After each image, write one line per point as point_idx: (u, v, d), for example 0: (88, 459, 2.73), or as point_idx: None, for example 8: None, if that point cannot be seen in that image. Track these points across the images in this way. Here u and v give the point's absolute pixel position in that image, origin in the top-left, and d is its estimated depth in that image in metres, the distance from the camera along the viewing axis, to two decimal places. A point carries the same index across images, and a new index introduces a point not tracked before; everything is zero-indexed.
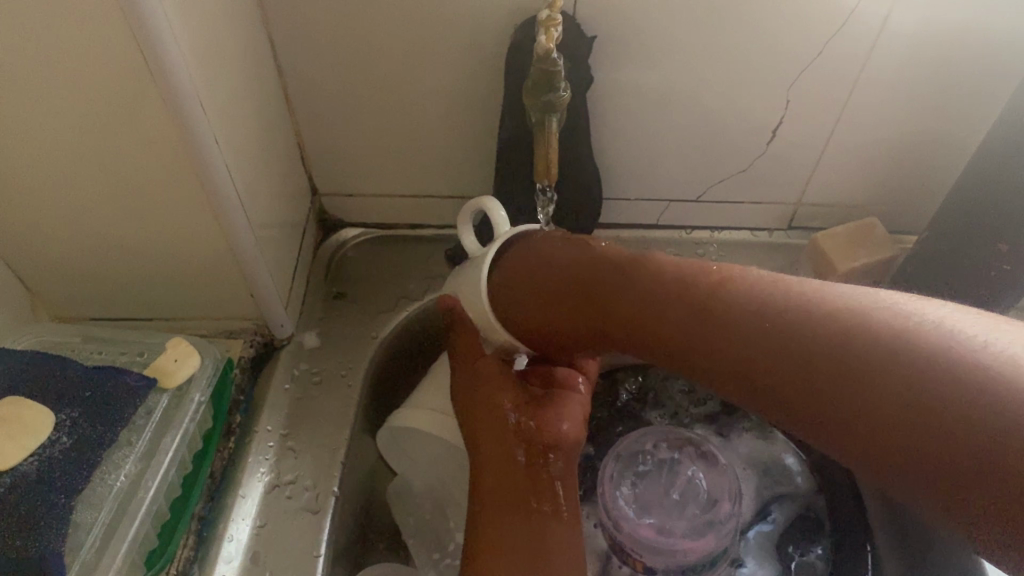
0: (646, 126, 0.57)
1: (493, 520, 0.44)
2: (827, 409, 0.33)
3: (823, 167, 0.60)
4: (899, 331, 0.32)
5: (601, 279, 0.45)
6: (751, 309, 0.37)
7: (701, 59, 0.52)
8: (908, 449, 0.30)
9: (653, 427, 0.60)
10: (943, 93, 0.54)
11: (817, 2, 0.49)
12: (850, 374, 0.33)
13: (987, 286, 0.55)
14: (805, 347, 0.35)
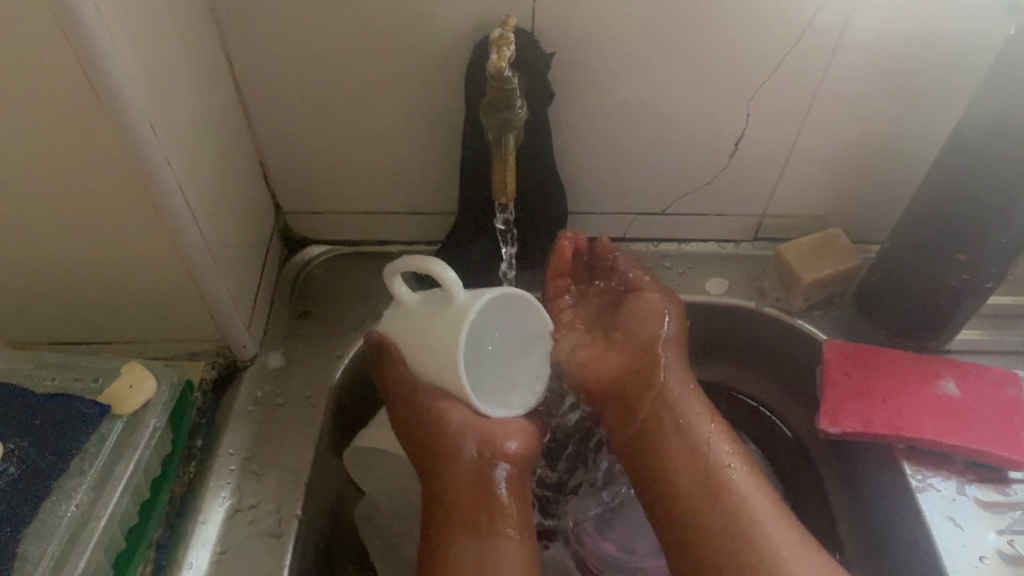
0: (609, 140, 0.57)
1: (441, 536, 0.47)
2: (702, 509, 0.49)
3: (786, 178, 0.60)
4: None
5: (676, 419, 0.53)
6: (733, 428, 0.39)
7: (660, 75, 0.53)
8: (714, 537, 0.48)
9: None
10: (896, 104, 0.55)
11: (772, 17, 0.50)
12: (723, 540, 0.48)
13: (948, 293, 0.55)
14: (732, 500, 0.49)
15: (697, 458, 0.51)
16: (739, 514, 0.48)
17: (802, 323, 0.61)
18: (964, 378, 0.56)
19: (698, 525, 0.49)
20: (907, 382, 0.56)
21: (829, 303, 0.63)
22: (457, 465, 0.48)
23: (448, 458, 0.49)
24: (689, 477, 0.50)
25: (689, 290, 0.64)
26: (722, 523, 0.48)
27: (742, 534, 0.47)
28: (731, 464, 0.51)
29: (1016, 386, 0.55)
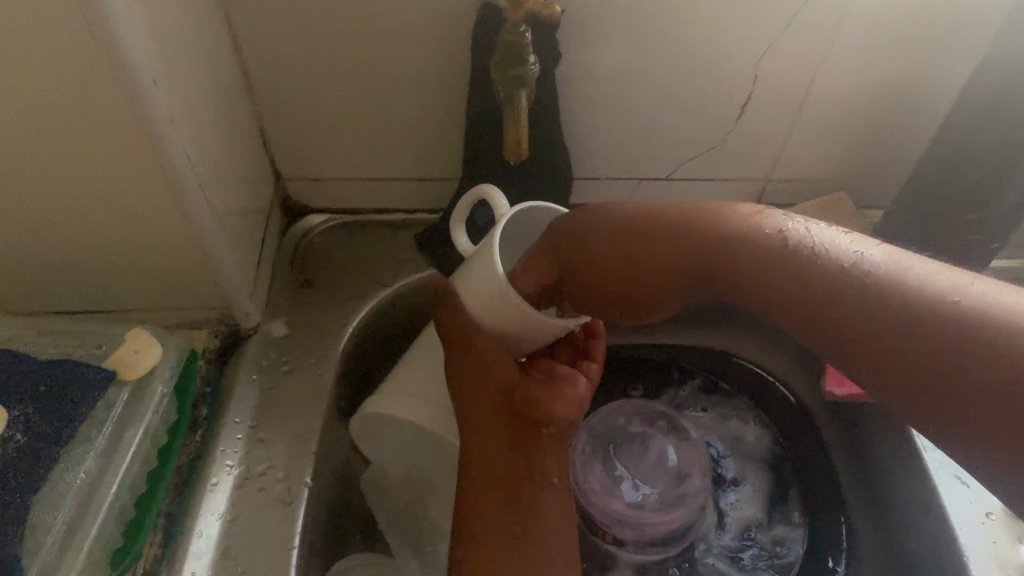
0: (613, 103, 0.56)
1: (479, 496, 0.44)
2: (862, 341, 0.37)
3: (790, 143, 0.60)
4: (923, 311, 0.35)
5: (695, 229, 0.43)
6: (750, 253, 0.42)
7: (671, 35, 0.52)
8: (916, 369, 0.35)
9: (627, 402, 0.61)
10: (904, 65, 0.54)
11: None
12: (867, 326, 0.37)
13: (952, 255, 0.55)
14: (824, 276, 0.39)
15: (767, 254, 0.41)
16: (809, 283, 0.39)
17: None
18: None
19: (749, 296, 0.43)
20: None
21: None
22: (504, 424, 0.44)
23: (490, 420, 0.45)
24: (758, 258, 0.41)
25: None
26: (826, 311, 0.38)
27: (920, 314, 0.35)
28: (814, 241, 0.40)
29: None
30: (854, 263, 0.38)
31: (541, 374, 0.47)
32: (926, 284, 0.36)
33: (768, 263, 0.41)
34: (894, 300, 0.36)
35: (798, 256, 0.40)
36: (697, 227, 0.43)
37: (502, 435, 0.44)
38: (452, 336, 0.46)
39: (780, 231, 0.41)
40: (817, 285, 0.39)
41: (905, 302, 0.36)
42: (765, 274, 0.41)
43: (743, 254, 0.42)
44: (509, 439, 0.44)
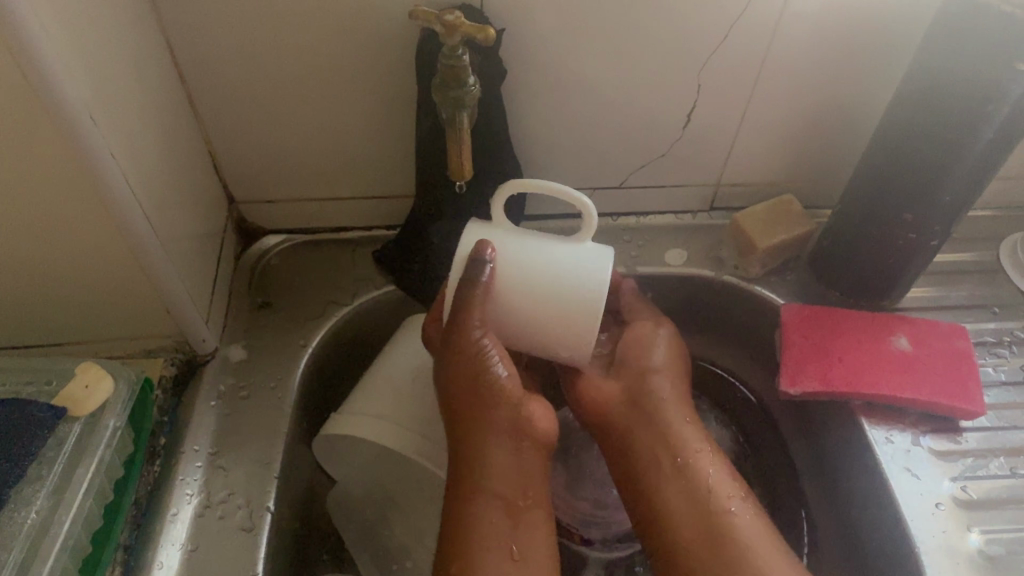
0: (562, 116, 0.57)
1: (488, 515, 0.44)
2: (691, 537, 0.45)
3: (737, 149, 0.61)
4: (738, 546, 0.44)
5: (634, 405, 0.50)
6: (659, 434, 0.49)
7: (613, 49, 0.52)
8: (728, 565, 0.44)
9: (584, 402, 0.62)
10: (842, 71, 0.55)
11: None
12: (699, 527, 0.45)
13: (895, 253, 0.57)
14: (654, 450, 0.49)
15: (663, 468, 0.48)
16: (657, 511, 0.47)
17: (759, 289, 0.63)
18: (915, 334, 0.56)
19: (630, 481, 0.49)
20: (860, 340, 0.56)
21: (785, 268, 0.64)
22: (504, 444, 0.45)
23: (496, 434, 0.45)
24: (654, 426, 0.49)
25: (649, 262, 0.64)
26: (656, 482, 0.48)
27: (667, 495, 0.47)
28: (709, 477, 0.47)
29: (965, 339, 0.56)
30: (727, 514, 0.46)
31: None
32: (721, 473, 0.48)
33: (700, 514, 0.46)
34: (697, 549, 0.45)
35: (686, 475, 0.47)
36: (646, 429, 0.49)
37: (502, 456, 0.45)
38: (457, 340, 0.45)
39: (733, 487, 0.47)
40: (656, 462, 0.48)
41: (734, 514, 0.46)
42: (653, 492, 0.47)
43: (700, 467, 0.48)
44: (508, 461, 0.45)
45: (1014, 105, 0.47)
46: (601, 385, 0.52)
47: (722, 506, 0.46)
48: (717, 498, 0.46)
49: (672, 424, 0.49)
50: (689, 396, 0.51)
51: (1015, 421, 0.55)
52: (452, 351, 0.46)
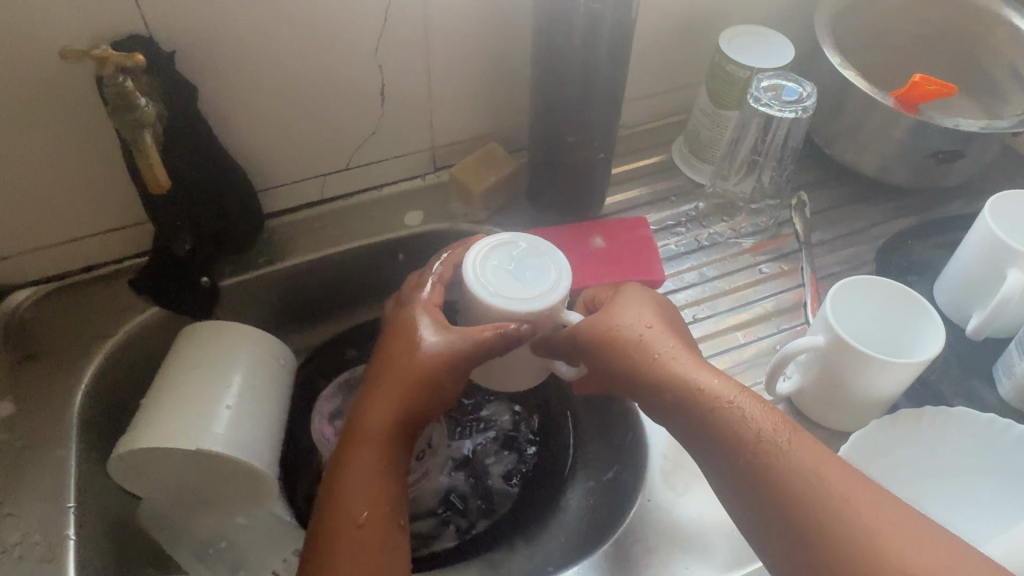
0: (265, 117, 0.62)
1: (346, 498, 0.48)
2: (812, 520, 0.42)
3: (437, 113, 0.69)
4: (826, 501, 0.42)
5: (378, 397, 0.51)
6: (389, 431, 0.51)
7: (288, 49, 0.59)
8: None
9: None
10: (494, 32, 0.65)
11: None
12: (803, 511, 0.43)
13: (579, 170, 0.69)
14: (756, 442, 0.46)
15: (748, 432, 0.46)
16: (815, 502, 0.43)
17: (489, 227, 0.72)
18: (607, 232, 0.68)
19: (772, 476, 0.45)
20: (566, 248, 0.67)
21: (509, 206, 0.74)
22: (386, 539, 0.47)
23: (381, 414, 0.51)
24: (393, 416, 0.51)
25: (390, 228, 0.72)
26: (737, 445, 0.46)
27: (802, 485, 0.43)
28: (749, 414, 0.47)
29: (645, 228, 0.69)
30: (805, 471, 0.44)
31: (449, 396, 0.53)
32: (724, 389, 0.48)
33: (788, 487, 0.44)
34: (831, 531, 0.42)
35: (391, 444, 0.50)
36: (391, 411, 0.51)
37: (388, 552, 0.47)
38: (404, 330, 0.54)
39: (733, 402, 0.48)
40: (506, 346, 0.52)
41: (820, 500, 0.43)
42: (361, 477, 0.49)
43: (737, 431, 0.46)
44: (393, 559, 0.47)
45: (611, 36, 0.59)
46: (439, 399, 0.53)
47: (755, 448, 0.46)
48: (767, 474, 0.45)
49: (701, 386, 0.49)
50: (716, 388, 0.48)
51: (693, 281, 0.69)
52: (400, 337, 0.54)
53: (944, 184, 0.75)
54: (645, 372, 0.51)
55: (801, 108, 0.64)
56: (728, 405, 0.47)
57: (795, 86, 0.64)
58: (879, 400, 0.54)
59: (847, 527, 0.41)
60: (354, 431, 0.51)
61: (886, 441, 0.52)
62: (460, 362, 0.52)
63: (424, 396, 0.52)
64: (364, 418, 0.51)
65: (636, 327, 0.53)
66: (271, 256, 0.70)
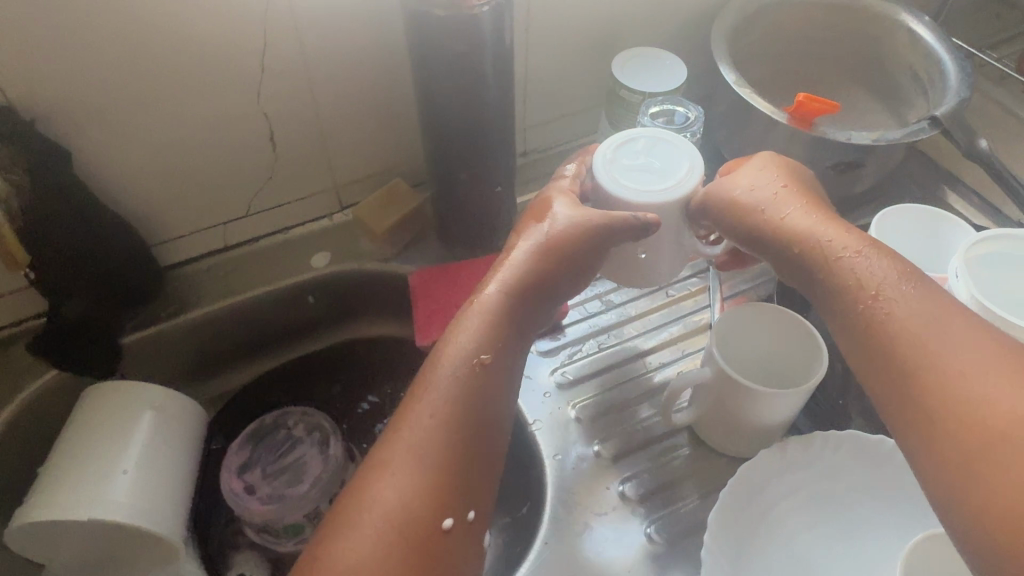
0: (150, 172, 0.62)
1: (391, 451, 0.43)
2: (895, 368, 0.41)
3: (333, 154, 0.69)
4: (908, 340, 0.41)
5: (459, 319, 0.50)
6: (474, 341, 0.48)
7: (161, 106, 0.58)
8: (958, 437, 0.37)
9: (301, 408, 0.67)
10: (381, 72, 0.64)
11: (223, 32, 0.56)
12: (912, 347, 0.41)
13: (480, 203, 0.68)
14: (851, 290, 0.46)
15: (869, 274, 0.46)
16: (917, 340, 0.41)
17: (398, 264, 0.72)
18: None
19: (877, 337, 0.43)
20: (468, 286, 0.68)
21: (419, 240, 0.74)
22: (475, 404, 0.46)
23: (446, 346, 0.48)
24: (471, 335, 0.49)
25: (297, 270, 0.71)
26: (847, 299, 0.46)
27: (926, 339, 0.41)
28: (866, 263, 0.47)
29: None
30: (881, 315, 0.44)
31: (535, 298, 0.53)
32: (823, 236, 0.50)
33: (903, 320, 0.43)
34: (907, 361, 0.41)
35: (488, 358, 0.48)
36: (466, 340, 0.48)
37: (487, 403, 0.47)
38: (528, 223, 0.56)
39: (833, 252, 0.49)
40: (587, 236, 0.53)
41: (909, 334, 0.42)
42: (458, 399, 0.46)
43: (841, 280, 0.47)
44: (476, 422, 0.46)
45: (487, 73, 0.58)
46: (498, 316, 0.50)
47: (878, 304, 0.44)
48: (884, 336, 0.43)
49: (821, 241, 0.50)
50: (834, 241, 0.49)
51: (596, 309, 0.68)
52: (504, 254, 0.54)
53: (854, 193, 0.75)
54: (775, 227, 0.53)
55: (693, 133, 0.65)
56: (841, 259, 0.48)
57: (682, 111, 0.66)
58: (771, 429, 0.54)
59: (921, 362, 0.40)
60: (426, 368, 0.48)
61: (776, 466, 0.52)
62: (532, 275, 0.53)
63: (463, 332, 0.49)
64: (457, 329, 0.49)
65: (763, 194, 0.55)
66: (176, 308, 0.68)
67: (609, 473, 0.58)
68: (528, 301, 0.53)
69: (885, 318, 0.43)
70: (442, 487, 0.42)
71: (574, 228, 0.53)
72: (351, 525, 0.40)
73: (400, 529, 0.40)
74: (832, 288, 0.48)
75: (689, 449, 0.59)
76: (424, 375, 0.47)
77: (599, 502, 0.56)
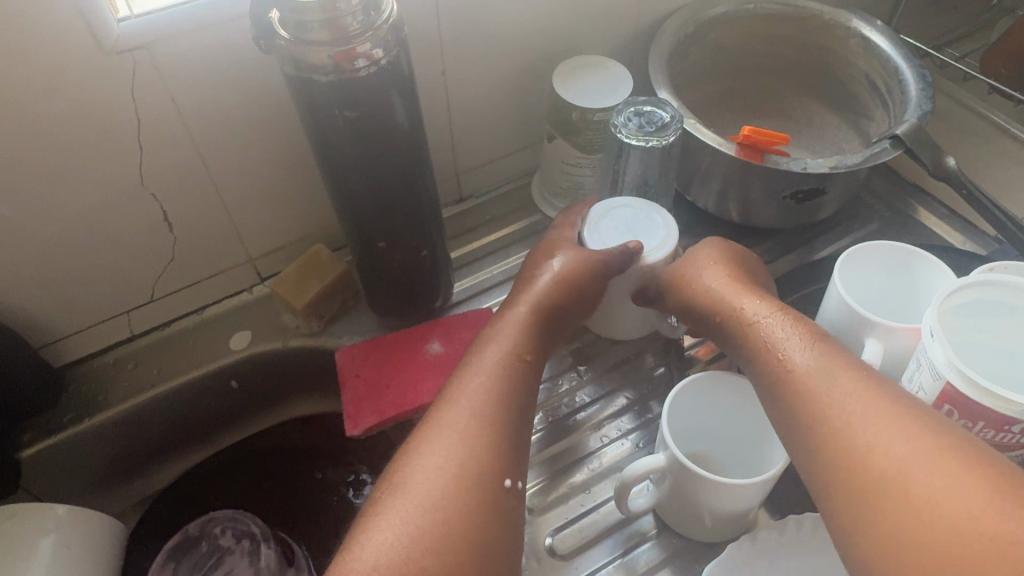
0: (28, 270, 0.55)
1: (442, 423, 0.43)
2: (825, 428, 0.38)
3: (242, 226, 0.62)
4: (822, 413, 0.39)
5: (492, 326, 0.50)
6: (510, 342, 0.49)
7: (29, 199, 0.52)
8: (868, 506, 0.35)
9: (227, 511, 0.59)
10: (282, 136, 0.58)
11: (87, 113, 0.49)
12: (823, 414, 0.39)
13: (406, 269, 0.62)
14: (766, 363, 0.44)
15: (761, 351, 0.45)
16: (821, 404, 0.39)
17: (326, 339, 0.66)
18: (446, 334, 0.62)
19: (802, 398, 0.40)
20: (399, 359, 0.61)
21: (347, 309, 0.67)
22: (521, 392, 0.46)
23: (482, 344, 0.48)
24: (500, 337, 0.49)
25: (214, 355, 0.65)
26: (762, 371, 0.44)
27: (841, 419, 0.38)
28: (784, 347, 0.43)
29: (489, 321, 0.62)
30: (797, 376, 0.41)
31: (557, 316, 0.53)
32: (749, 306, 0.48)
33: (810, 394, 0.40)
34: (825, 433, 0.38)
35: (521, 359, 0.48)
36: (496, 346, 0.48)
37: (529, 395, 0.47)
38: (541, 253, 0.57)
39: (754, 319, 0.47)
40: (577, 285, 0.53)
41: (837, 412, 0.38)
42: (496, 388, 0.45)
43: (757, 352, 0.45)
44: (520, 419, 0.45)
45: (393, 136, 0.52)
46: (528, 328, 0.50)
47: (787, 368, 0.42)
48: (804, 407, 0.40)
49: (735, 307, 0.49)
50: (759, 310, 0.47)
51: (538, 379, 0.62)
52: (527, 275, 0.55)
53: (816, 220, 0.69)
54: (702, 296, 0.52)
55: (662, 139, 0.59)
56: (764, 336, 0.45)
57: (659, 113, 0.60)
58: (737, 513, 0.48)
59: (832, 411, 0.38)
60: (461, 363, 0.48)
61: (746, 561, 0.47)
62: (552, 304, 0.53)
63: (500, 332, 0.49)
64: (487, 335, 0.50)
65: (708, 277, 0.52)
66: (79, 412, 0.61)
67: (566, 570, 0.52)
68: (552, 318, 0.53)
69: (800, 384, 0.41)
70: (494, 454, 0.41)
71: (573, 265, 0.53)
72: (412, 481, 0.40)
73: (464, 483, 0.40)
74: (749, 362, 0.46)
75: (654, 535, 0.52)
76: (461, 366, 0.47)
77: None
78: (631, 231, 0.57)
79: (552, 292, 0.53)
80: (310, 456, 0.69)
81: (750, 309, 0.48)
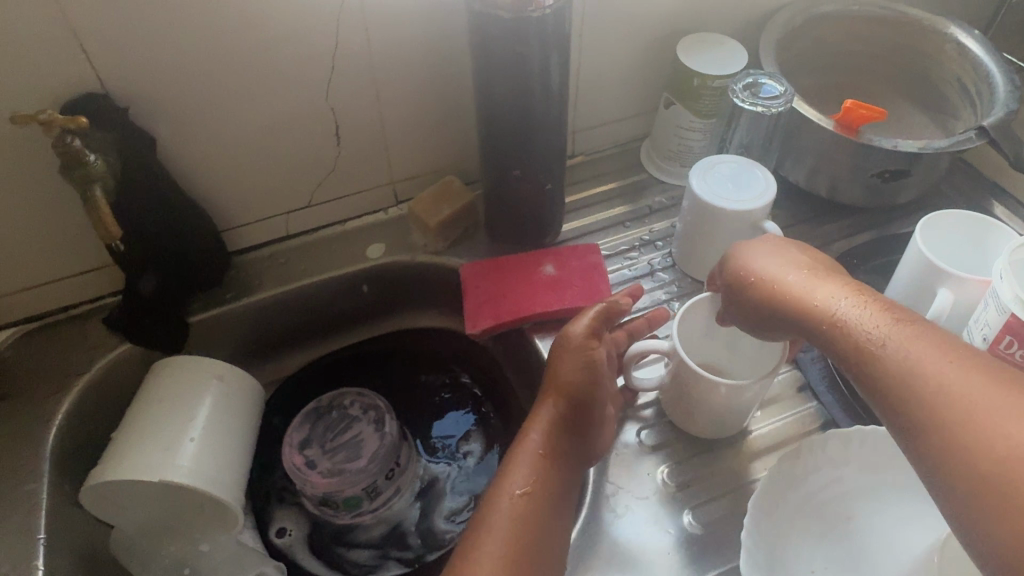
0: (225, 161, 0.66)
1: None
2: (919, 394, 0.39)
3: (392, 150, 0.72)
4: (915, 379, 0.39)
5: (507, 463, 0.53)
6: (523, 482, 0.52)
7: (241, 99, 0.62)
8: (957, 451, 0.36)
9: (354, 388, 0.70)
10: (441, 73, 0.68)
11: (301, 30, 0.60)
12: (917, 391, 0.39)
13: (529, 201, 0.71)
14: (852, 348, 0.44)
15: (847, 343, 0.44)
16: (910, 376, 0.40)
17: (448, 258, 0.75)
18: (557, 260, 0.70)
19: (894, 386, 0.40)
20: (515, 276, 0.70)
21: (468, 235, 0.77)
22: (539, 524, 0.50)
23: (499, 487, 0.52)
24: (509, 478, 0.52)
25: (352, 260, 0.75)
26: (854, 357, 0.43)
27: (932, 383, 0.39)
28: (869, 329, 0.44)
29: (596, 254, 0.71)
30: (891, 355, 0.41)
31: (578, 430, 0.56)
32: (823, 292, 0.48)
33: (905, 370, 0.40)
34: (920, 400, 0.39)
35: (532, 497, 0.51)
36: (507, 492, 0.51)
37: (547, 525, 0.50)
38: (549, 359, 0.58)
39: (831, 311, 0.47)
40: (593, 381, 0.56)
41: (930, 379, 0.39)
42: (517, 537, 0.48)
43: (842, 342, 0.45)
44: (541, 554, 0.49)
45: (544, 76, 0.61)
46: (543, 455, 0.53)
47: (886, 352, 0.42)
48: (901, 388, 0.40)
49: (837, 311, 0.46)
50: (835, 305, 0.47)
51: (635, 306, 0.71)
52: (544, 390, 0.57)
53: (896, 203, 0.76)
54: (773, 285, 0.51)
55: (768, 108, 0.67)
56: (845, 325, 0.45)
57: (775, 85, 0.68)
58: None
59: (928, 383, 0.39)
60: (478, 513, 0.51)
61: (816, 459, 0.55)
62: (571, 419, 0.55)
63: (512, 478, 0.52)
64: (508, 468, 0.53)
65: (773, 262, 0.53)
66: (238, 292, 0.72)
67: (652, 460, 0.60)
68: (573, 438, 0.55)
69: (888, 366, 0.41)
70: None
71: (577, 376, 0.56)
72: None
73: None
74: (832, 350, 0.46)
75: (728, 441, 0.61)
76: (480, 516, 0.50)
77: (643, 484, 0.59)
78: (732, 183, 0.66)
79: (560, 420, 0.55)
80: (419, 361, 0.78)
81: (825, 298, 0.48)
